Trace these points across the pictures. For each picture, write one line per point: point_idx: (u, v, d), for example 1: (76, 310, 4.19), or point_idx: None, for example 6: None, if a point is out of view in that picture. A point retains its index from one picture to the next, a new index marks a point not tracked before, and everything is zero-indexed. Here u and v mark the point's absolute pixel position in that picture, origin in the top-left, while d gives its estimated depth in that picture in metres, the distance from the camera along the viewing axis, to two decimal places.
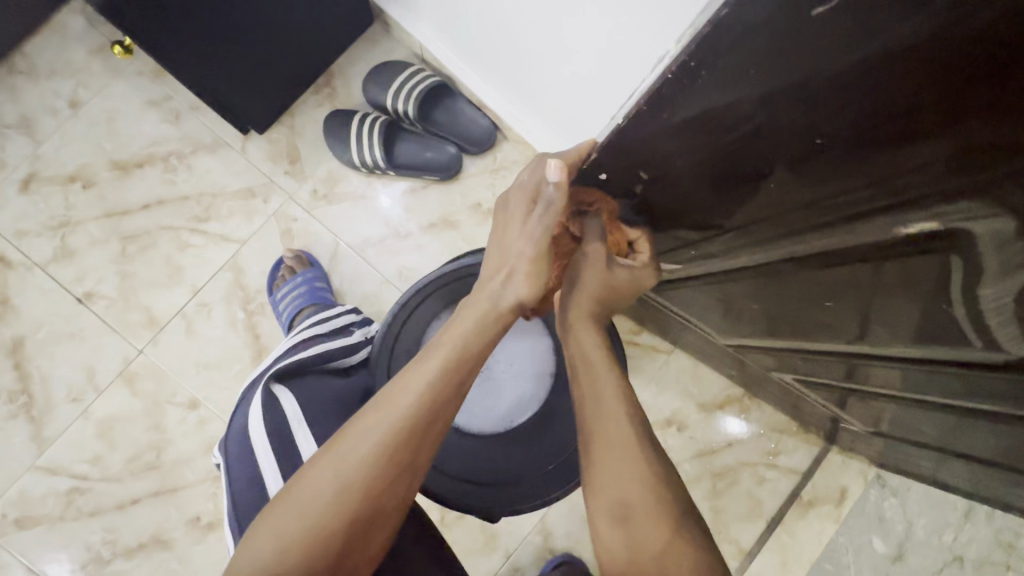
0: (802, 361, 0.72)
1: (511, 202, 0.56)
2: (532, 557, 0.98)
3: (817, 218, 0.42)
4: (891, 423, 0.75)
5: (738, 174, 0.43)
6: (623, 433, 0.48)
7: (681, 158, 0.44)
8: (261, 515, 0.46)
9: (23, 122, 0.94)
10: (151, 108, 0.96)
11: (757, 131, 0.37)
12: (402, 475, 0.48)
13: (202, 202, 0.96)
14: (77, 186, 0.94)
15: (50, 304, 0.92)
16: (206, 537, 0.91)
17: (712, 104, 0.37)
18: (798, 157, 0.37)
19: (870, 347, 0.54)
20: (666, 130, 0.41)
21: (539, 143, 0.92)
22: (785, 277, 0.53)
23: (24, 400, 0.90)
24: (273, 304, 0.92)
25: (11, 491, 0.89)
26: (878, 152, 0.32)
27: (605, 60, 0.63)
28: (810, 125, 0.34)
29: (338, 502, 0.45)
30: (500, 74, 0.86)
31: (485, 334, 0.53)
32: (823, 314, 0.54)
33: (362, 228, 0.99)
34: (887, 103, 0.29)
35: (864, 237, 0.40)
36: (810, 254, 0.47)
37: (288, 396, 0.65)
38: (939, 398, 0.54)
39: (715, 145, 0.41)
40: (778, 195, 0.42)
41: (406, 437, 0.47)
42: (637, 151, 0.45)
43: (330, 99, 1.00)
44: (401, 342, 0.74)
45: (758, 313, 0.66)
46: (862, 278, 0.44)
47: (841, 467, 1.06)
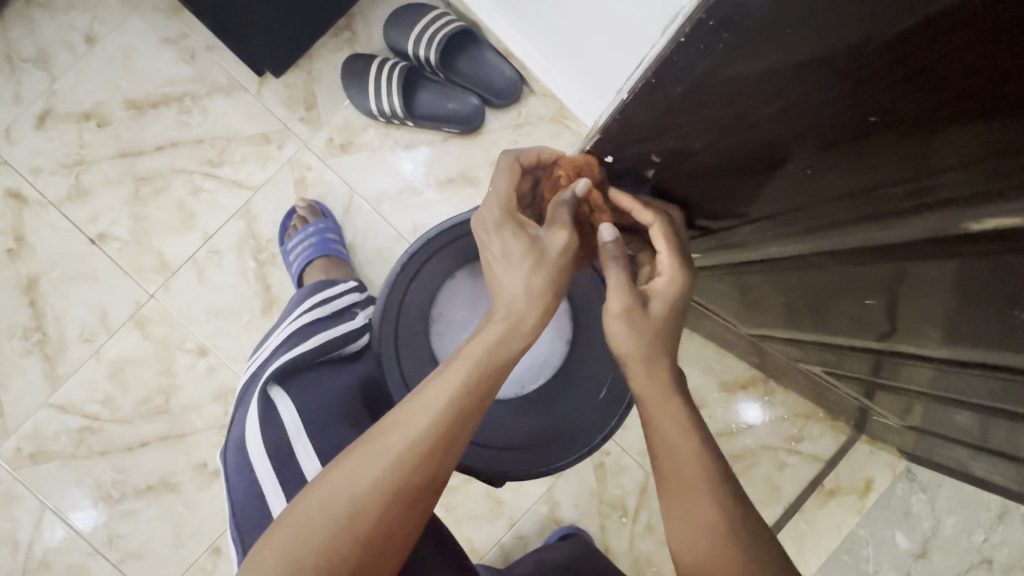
0: (826, 353, 0.66)
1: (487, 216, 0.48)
2: (537, 526, 0.96)
3: (859, 203, 0.36)
4: (924, 416, 0.68)
5: (764, 151, 0.37)
6: (690, 465, 0.44)
7: (699, 136, 0.38)
8: (274, 525, 0.42)
9: (39, 56, 0.92)
10: (167, 47, 0.93)
11: (785, 96, 0.31)
12: (422, 498, 0.43)
13: (216, 146, 0.93)
14: (92, 124, 0.92)
15: (65, 243, 0.92)
16: (212, 483, 0.91)
17: (733, 70, 0.31)
18: (833, 129, 0.31)
19: (901, 345, 0.50)
20: (676, 100, 0.35)
21: (566, 97, 0.87)
22: (814, 273, 0.48)
23: (39, 337, 0.91)
24: (284, 253, 0.90)
25: (25, 426, 0.90)
26: (930, 125, 0.27)
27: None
28: (850, 90, 0.28)
29: (349, 525, 0.40)
30: (529, 18, 0.79)
31: (516, 346, 0.46)
32: (853, 310, 0.49)
33: (377, 181, 0.95)
34: (943, 61, 0.23)
35: (913, 229, 0.34)
36: (838, 249, 0.42)
37: (286, 401, 0.63)
38: (978, 401, 0.49)
39: (734, 114, 0.35)
40: (814, 175, 0.36)
41: (419, 462, 0.42)
42: (643, 123, 0.40)
43: (350, 44, 0.96)
44: (411, 297, 0.70)
45: (777, 304, 0.61)
46: (899, 274, 0.39)
47: (867, 458, 1.00)
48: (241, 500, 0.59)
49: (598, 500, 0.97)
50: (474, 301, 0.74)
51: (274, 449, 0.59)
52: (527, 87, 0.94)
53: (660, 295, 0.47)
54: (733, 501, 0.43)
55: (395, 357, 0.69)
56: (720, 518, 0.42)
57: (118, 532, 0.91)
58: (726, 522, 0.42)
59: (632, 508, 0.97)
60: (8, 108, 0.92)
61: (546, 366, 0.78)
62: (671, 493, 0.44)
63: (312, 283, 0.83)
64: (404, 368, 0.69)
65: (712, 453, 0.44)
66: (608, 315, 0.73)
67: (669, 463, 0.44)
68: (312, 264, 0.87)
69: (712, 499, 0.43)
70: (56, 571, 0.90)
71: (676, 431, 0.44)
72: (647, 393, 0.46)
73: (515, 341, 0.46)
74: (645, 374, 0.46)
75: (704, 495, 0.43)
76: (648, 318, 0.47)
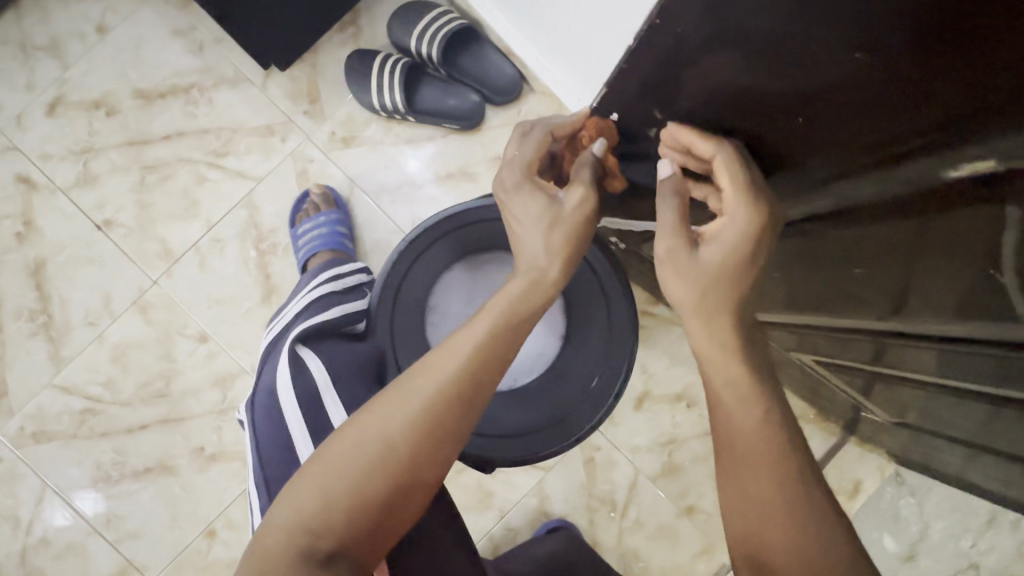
0: (830, 341, 0.67)
1: (509, 179, 0.54)
2: (527, 518, 0.97)
3: (866, 158, 0.39)
4: (917, 413, 0.69)
5: (780, 105, 0.40)
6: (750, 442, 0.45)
7: (702, 89, 0.44)
8: (304, 467, 0.45)
9: (52, 45, 0.95)
10: (176, 38, 0.95)
11: (799, 42, 0.34)
12: (453, 432, 0.46)
13: (221, 137, 0.95)
14: (101, 113, 0.95)
15: (72, 228, 0.94)
16: (209, 467, 0.93)
17: (737, 26, 0.36)
18: (846, 74, 0.34)
19: (906, 325, 0.50)
20: (702, 44, 0.39)
21: (564, 94, 0.87)
22: (831, 234, 0.49)
23: (44, 319, 0.93)
24: (294, 237, 0.92)
25: (29, 406, 0.93)
26: (932, 56, 0.30)
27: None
28: (840, 32, 0.32)
29: (379, 461, 0.44)
30: (531, 17, 0.81)
31: (537, 299, 0.51)
32: (860, 283, 0.51)
33: (378, 175, 0.97)
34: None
35: (907, 186, 0.37)
36: (851, 209, 0.44)
37: (314, 357, 0.69)
38: (982, 386, 0.49)
39: (753, 64, 0.38)
40: (826, 128, 0.39)
41: (449, 400, 0.46)
42: (669, 67, 0.43)
43: (354, 39, 0.97)
44: (411, 278, 0.73)
45: (794, 281, 0.62)
46: (883, 242, 0.43)
47: (857, 460, 1.01)
48: (268, 442, 0.66)
49: (588, 495, 0.98)
50: (472, 289, 0.78)
51: (304, 399, 0.65)
52: (528, 85, 0.96)
53: (716, 241, 0.48)
54: (797, 480, 0.44)
55: (387, 332, 0.72)
56: (775, 494, 0.44)
57: (116, 512, 0.93)
58: (784, 501, 0.43)
59: (621, 503, 0.98)
60: (20, 95, 0.94)
61: (539, 360, 0.80)
62: (731, 468, 0.46)
63: (325, 261, 0.86)
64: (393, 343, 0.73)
65: (777, 433, 0.45)
66: (602, 309, 0.74)
67: (732, 439, 0.46)
68: (317, 255, 0.89)
69: (771, 478, 0.44)
70: (55, 549, 0.92)
71: (741, 409, 0.46)
72: (713, 367, 0.47)
73: (541, 293, 0.51)
74: (703, 329, 0.48)
75: (764, 472, 0.44)
76: (696, 263, 0.48)
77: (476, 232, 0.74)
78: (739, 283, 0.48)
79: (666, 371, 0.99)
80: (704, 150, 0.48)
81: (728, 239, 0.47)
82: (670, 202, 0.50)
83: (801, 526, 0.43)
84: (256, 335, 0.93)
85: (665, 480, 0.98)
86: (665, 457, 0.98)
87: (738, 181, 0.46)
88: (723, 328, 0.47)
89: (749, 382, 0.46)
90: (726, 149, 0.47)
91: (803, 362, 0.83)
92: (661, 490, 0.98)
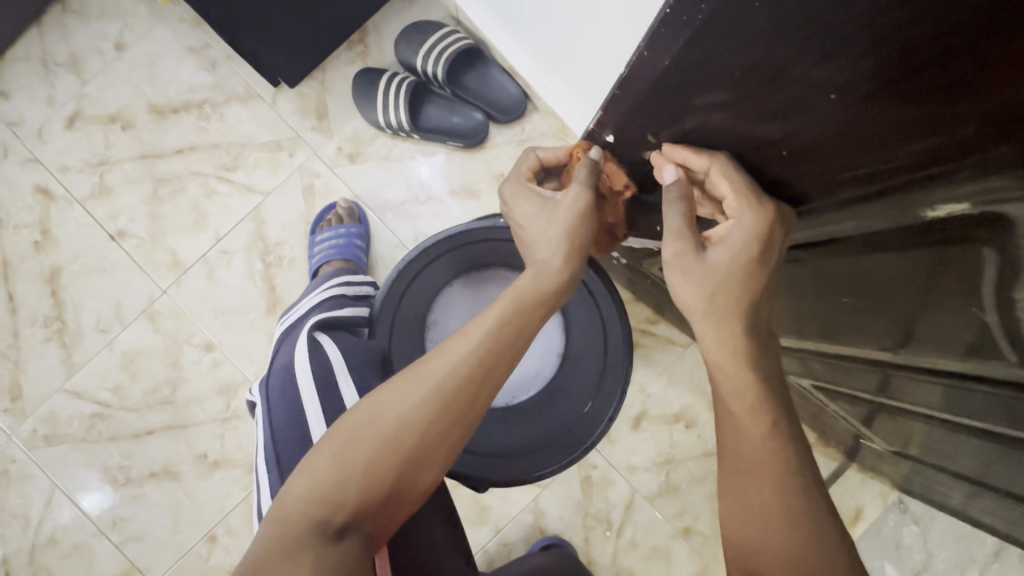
0: (833, 368, 0.66)
1: (509, 190, 0.56)
2: (522, 534, 0.98)
3: (853, 188, 0.39)
4: (918, 445, 0.68)
5: (756, 142, 0.41)
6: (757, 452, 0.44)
7: (688, 119, 0.41)
8: (316, 445, 0.44)
9: (72, 61, 0.98)
10: (190, 55, 0.98)
11: (770, 88, 0.34)
12: (450, 437, 0.45)
13: (231, 151, 0.98)
14: (117, 127, 0.98)
15: (86, 238, 0.97)
16: (211, 474, 0.95)
17: (720, 60, 0.33)
18: (821, 118, 0.34)
19: (905, 357, 0.49)
20: (670, 87, 0.38)
21: (568, 115, 0.85)
22: (831, 263, 0.49)
23: (58, 326, 0.96)
24: (311, 243, 0.93)
25: (41, 410, 0.96)
26: (902, 107, 0.30)
27: (619, 25, 0.58)
28: (835, 65, 0.29)
29: (395, 437, 0.43)
30: (531, 40, 0.81)
31: (548, 296, 0.50)
32: (859, 313, 0.50)
33: (382, 190, 0.98)
34: (903, 48, 0.26)
35: (900, 216, 0.37)
36: (850, 237, 0.43)
37: (333, 345, 0.67)
38: (979, 425, 0.47)
39: (728, 103, 0.37)
40: (807, 160, 0.39)
41: (449, 402, 0.44)
42: (643, 105, 0.42)
43: (362, 57, 0.99)
44: (421, 283, 0.74)
45: (798, 307, 0.61)
46: (891, 270, 0.42)
47: (859, 486, 1.00)
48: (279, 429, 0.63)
49: (583, 513, 0.98)
50: (475, 302, 0.78)
51: (319, 377, 0.63)
52: (532, 103, 0.97)
53: (726, 243, 0.46)
54: (801, 496, 0.42)
55: (385, 335, 0.73)
56: (779, 506, 0.41)
57: (122, 515, 0.95)
58: (787, 515, 0.41)
59: (617, 522, 0.98)
60: (41, 108, 0.98)
61: (537, 379, 0.79)
62: (736, 477, 0.44)
63: (340, 269, 0.87)
64: (392, 345, 0.74)
65: (784, 445, 0.44)
66: (599, 336, 0.75)
67: (739, 446, 0.44)
68: (330, 263, 0.90)
69: (776, 489, 0.42)
70: (62, 548, 0.94)
71: (750, 415, 0.44)
72: (722, 373, 0.46)
73: (547, 286, 0.50)
74: (714, 333, 0.47)
75: (767, 482, 0.43)
76: (704, 266, 0.46)
77: (493, 245, 0.74)
78: (750, 284, 0.46)
79: (665, 391, 0.99)
80: (697, 163, 0.45)
81: (735, 242, 0.45)
82: (676, 206, 0.47)
83: (804, 541, 0.40)
84: (260, 345, 0.95)
85: (661, 501, 0.98)
86: (662, 477, 0.98)
87: (736, 187, 0.44)
88: (732, 331, 0.46)
89: (759, 389, 0.45)
90: (721, 158, 0.44)
91: (805, 388, 0.82)
92: (658, 511, 0.98)
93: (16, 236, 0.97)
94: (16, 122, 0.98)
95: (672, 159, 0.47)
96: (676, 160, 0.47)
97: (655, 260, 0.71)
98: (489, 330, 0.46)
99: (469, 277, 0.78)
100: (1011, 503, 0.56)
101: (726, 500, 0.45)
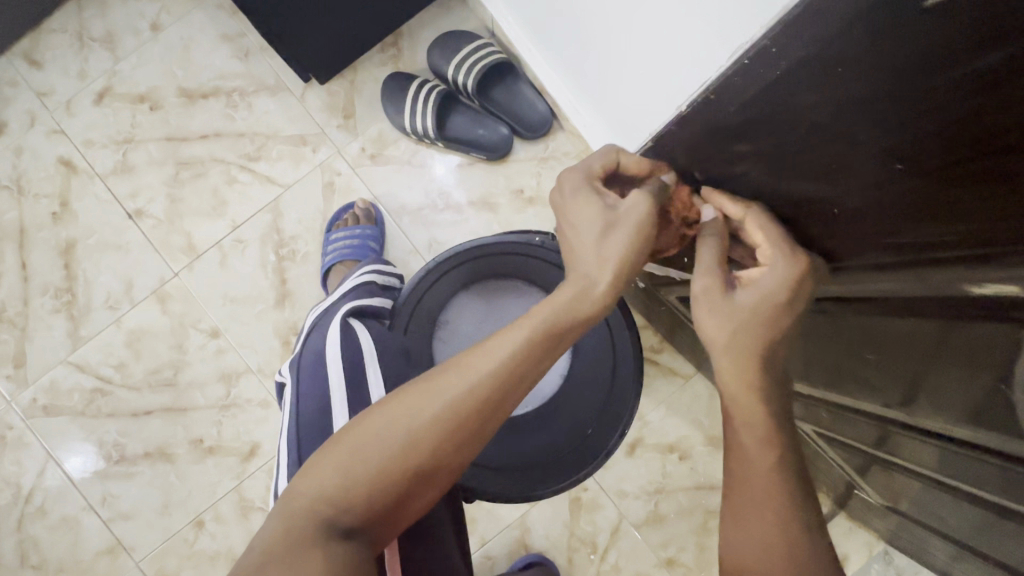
0: (834, 417, 0.66)
1: (571, 192, 0.50)
2: (507, 548, 0.98)
3: (890, 257, 0.37)
4: (910, 502, 0.67)
5: (808, 198, 0.40)
6: (761, 478, 0.43)
7: (748, 162, 0.42)
8: (330, 442, 0.43)
9: (107, 38, 0.99)
10: (224, 43, 0.99)
11: (831, 150, 0.34)
12: (468, 443, 0.44)
13: (255, 141, 0.98)
14: (145, 107, 0.99)
15: (104, 214, 0.98)
16: (205, 459, 0.95)
17: (795, 103, 0.34)
18: (877, 186, 0.33)
19: (912, 418, 0.48)
20: (733, 126, 0.40)
21: (591, 139, 0.84)
22: (851, 317, 0.47)
23: (67, 298, 0.97)
24: (325, 241, 0.94)
25: (43, 379, 0.96)
26: (950, 188, 0.29)
27: (650, 81, 0.60)
28: (890, 135, 0.30)
29: (405, 448, 0.42)
30: (563, 64, 0.81)
31: (584, 308, 0.48)
32: (873, 368, 0.49)
33: (401, 194, 0.99)
34: (969, 134, 0.26)
35: (936, 291, 0.35)
36: (879, 299, 0.42)
37: (364, 331, 0.68)
38: (972, 491, 0.47)
39: (785, 155, 0.38)
40: (854, 225, 0.38)
41: (476, 405, 0.43)
42: (705, 140, 0.45)
43: (394, 60, 1.00)
44: (449, 277, 0.75)
45: (810, 354, 0.61)
46: (902, 330, 0.41)
47: (845, 533, 1.00)
48: (301, 408, 0.60)
49: (569, 534, 0.98)
50: (491, 313, 0.78)
51: (346, 360, 0.62)
52: (558, 123, 0.97)
53: (755, 285, 0.45)
54: (802, 527, 0.42)
55: (404, 327, 0.75)
56: (781, 541, 0.41)
57: (112, 491, 0.95)
58: (787, 550, 0.41)
59: (602, 546, 0.98)
60: (72, 82, 0.99)
61: (537, 394, 0.79)
62: (737, 506, 0.44)
63: (372, 258, 0.86)
64: (410, 342, 0.75)
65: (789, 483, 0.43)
66: (610, 358, 0.75)
67: (744, 478, 0.44)
68: (345, 262, 0.91)
69: (779, 525, 0.42)
70: (50, 520, 0.95)
71: (758, 451, 0.44)
72: (734, 405, 0.45)
73: (587, 300, 0.48)
74: (732, 366, 0.45)
75: (767, 516, 0.42)
76: (731, 304, 0.45)
77: (518, 264, 0.76)
78: (773, 331, 0.45)
79: (662, 420, 0.99)
80: (735, 211, 0.46)
81: (766, 287, 0.44)
82: (709, 243, 0.47)
83: (793, 555, 0.41)
84: (265, 337, 0.96)
85: (648, 529, 0.98)
86: (651, 506, 0.98)
87: (773, 238, 0.44)
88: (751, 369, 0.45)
89: (767, 424, 0.44)
90: (756, 210, 0.45)
91: (805, 432, 0.82)
92: (643, 539, 0.98)
93: (35, 205, 0.98)
94: (46, 92, 0.99)
95: (712, 203, 0.49)
96: (715, 205, 0.48)
97: (671, 288, 0.71)
98: (505, 353, 0.45)
99: (491, 287, 0.78)
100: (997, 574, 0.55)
101: (725, 523, 0.45)
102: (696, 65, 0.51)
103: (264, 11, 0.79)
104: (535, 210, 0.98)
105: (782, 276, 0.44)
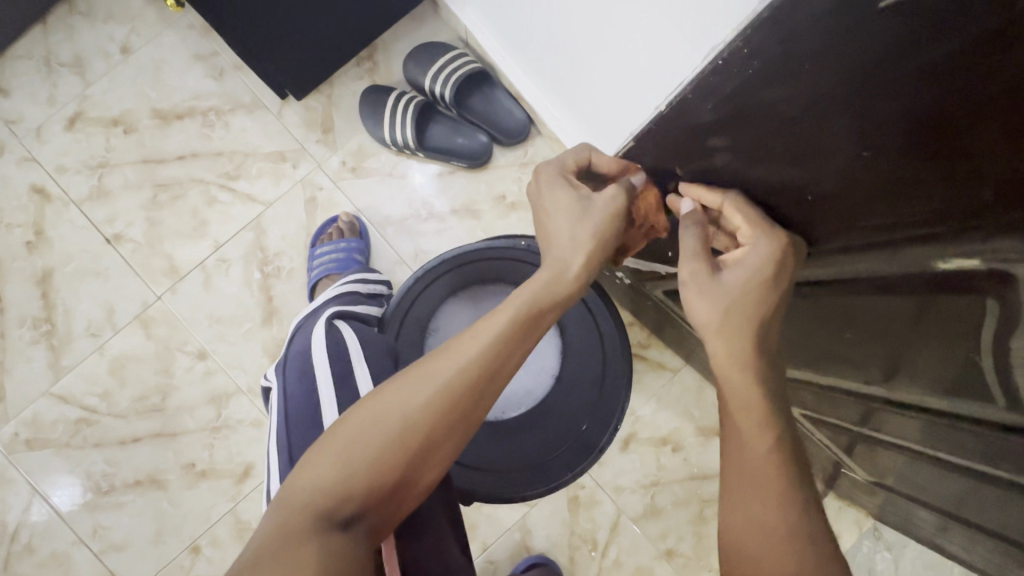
0: (818, 397, 0.68)
1: (543, 180, 0.55)
2: (508, 552, 0.99)
3: (863, 236, 0.39)
4: (896, 476, 0.70)
5: (782, 185, 0.42)
6: (758, 459, 0.44)
7: (723, 156, 0.44)
8: (328, 437, 0.43)
9: (76, 62, 0.98)
10: (197, 62, 0.99)
11: (804, 137, 0.36)
12: (463, 432, 0.45)
13: (234, 160, 0.98)
14: (119, 130, 0.98)
15: (81, 241, 0.96)
16: (198, 484, 0.94)
17: (766, 96, 0.36)
18: (847, 169, 0.35)
19: (892, 392, 0.50)
20: (709, 123, 0.42)
21: (569, 143, 0.86)
22: (829, 299, 0.50)
23: (46, 328, 0.95)
24: (310, 256, 0.94)
25: (24, 413, 0.94)
26: (915, 167, 0.31)
27: (623, 84, 0.63)
28: (859, 120, 0.32)
29: (404, 437, 0.42)
30: (538, 71, 0.83)
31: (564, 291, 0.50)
32: (852, 346, 0.51)
33: (384, 206, 0.99)
34: (934, 114, 0.28)
35: (905, 267, 0.38)
36: (855, 280, 0.44)
37: (351, 331, 0.68)
38: (950, 458, 0.50)
39: (759, 145, 0.40)
40: (830, 209, 0.40)
41: (471, 393, 0.44)
42: (682, 138, 0.47)
43: (370, 74, 1.01)
44: (439, 281, 0.76)
45: (792, 339, 0.63)
46: (877, 306, 0.43)
47: (836, 513, 1.03)
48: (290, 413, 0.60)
49: (569, 532, 0.99)
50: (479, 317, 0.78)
51: (333, 365, 0.62)
52: (535, 128, 0.98)
53: (741, 265, 0.47)
54: (803, 508, 0.42)
55: (395, 333, 0.75)
56: (781, 522, 0.42)
57: (103, 523, 0.93)
58: (790, 531, 0.42)
59: (602, 542, 0.99)
60: (42, 108, 0.97)
61: (528, 397, 0.79)
62: (737, 490, 0.44)
63: (356, 270, 0.87)
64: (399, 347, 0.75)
65: (789, 464, 0.44)
66: (598, 356, 0.76)
67: (742, 461, 0.45)
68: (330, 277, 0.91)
69: (778, 506, 0.42)
70: (38, 557, 0.92)
71: (754, 434, 0.45)
72: (730, 390, 0.46)
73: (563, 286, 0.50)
74: (725, 347, 0.47)
75: (768, 498, 0.43)
76: (719, 286, 0.48)
77: (504, 267, 0.77)
78: (762, 306, 0.47)
79: (654, 414, 1.01)
80: (713, 199, 0.48)
81: (752, 265, 0.46)
82: (690, 230, 0.49)
83: (794, 536, 0.41)
84: (254, 356, 0.95)
85: (646, 522, 1.00)
86: (648, 499, 1.00)
87: (752, 218, 0.46)
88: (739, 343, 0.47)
89: (763, 408, 0.45)
90: (733, 194, 0.47)
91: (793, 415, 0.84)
92: (642, 532, 1.00)
93: (9, 235, 0.96)
94: (15, 120, 0.97)
95: (690, 195, 0.51)
96: (693, 196, 0.51)
97: (658, 281, 0.73)
98: (495, 342, 0.46)
99: (477, 291, 0.78)
100: (980, 539, 0.58)
101: (726, 507, 0.45)
102: (667, 68, 0.53)
103: (238, 30, 0.79)
104: (517, 215, 0.99)
105: (763, 253, 0.46)
